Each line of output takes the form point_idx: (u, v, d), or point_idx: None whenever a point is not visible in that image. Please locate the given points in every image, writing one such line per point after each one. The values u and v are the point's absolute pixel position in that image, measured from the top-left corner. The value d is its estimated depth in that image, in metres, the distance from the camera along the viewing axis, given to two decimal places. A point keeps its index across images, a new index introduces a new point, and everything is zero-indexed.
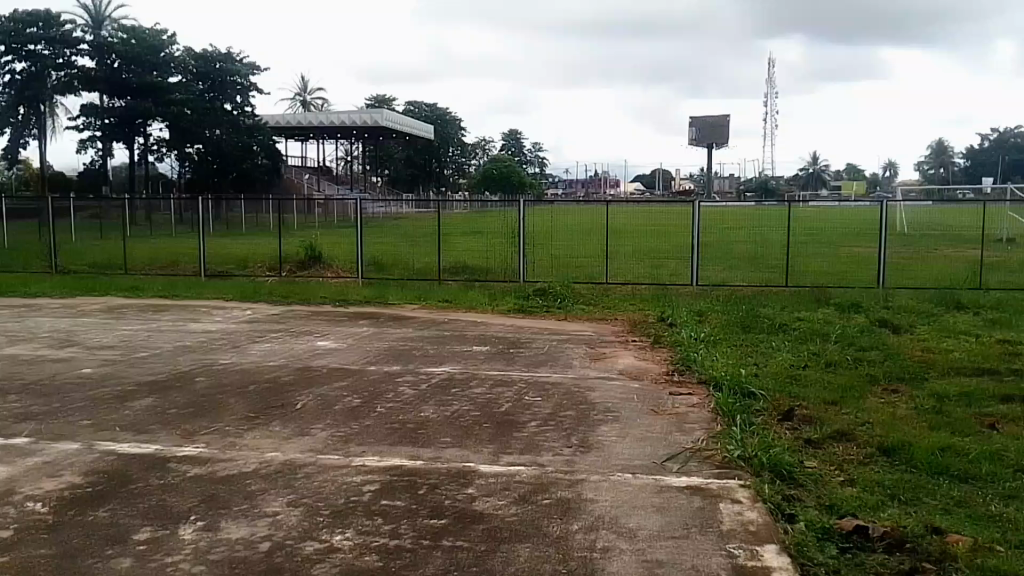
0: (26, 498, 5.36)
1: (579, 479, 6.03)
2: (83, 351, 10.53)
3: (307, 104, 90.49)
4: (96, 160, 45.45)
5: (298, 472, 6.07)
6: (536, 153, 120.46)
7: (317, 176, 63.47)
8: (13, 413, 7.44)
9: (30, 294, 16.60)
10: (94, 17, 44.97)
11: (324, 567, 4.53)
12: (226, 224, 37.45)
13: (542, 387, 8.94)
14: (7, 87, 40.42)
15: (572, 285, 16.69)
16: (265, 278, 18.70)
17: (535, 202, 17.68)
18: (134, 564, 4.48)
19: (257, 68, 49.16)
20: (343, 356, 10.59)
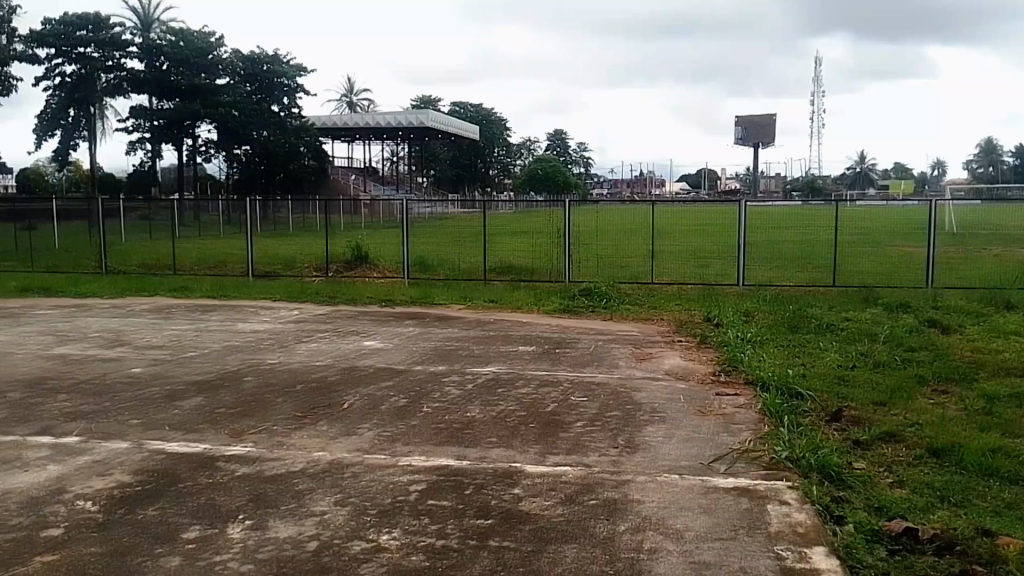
0: (76, 497, 5.47)
1: (626, 479, 5.96)
2: (132, 351, 10.73)
3: (353, 105, 91.51)
4: (145, 162, 46.50)
5: (345, 472, 6.09)
6: (580, 153, 120.00)
7: (363, 177, 64.11)
8: (64, 413, 7.61)
9: (84, 294, 17.04)
10: (144, 20, 46.07)
11: (370, 567, 4.53)
12: (273, 224, 38.02)
13: (588, 387, 8.87)
14: (58, 89, 41.59)
15: (618, 285, 16.56)
16: (312, 278, 18.95)
17: (580, 202, 17.60)
18: (183, 563, 4.52)
19: (304, 69, 49.72)
20: (389, 356, 10.64)
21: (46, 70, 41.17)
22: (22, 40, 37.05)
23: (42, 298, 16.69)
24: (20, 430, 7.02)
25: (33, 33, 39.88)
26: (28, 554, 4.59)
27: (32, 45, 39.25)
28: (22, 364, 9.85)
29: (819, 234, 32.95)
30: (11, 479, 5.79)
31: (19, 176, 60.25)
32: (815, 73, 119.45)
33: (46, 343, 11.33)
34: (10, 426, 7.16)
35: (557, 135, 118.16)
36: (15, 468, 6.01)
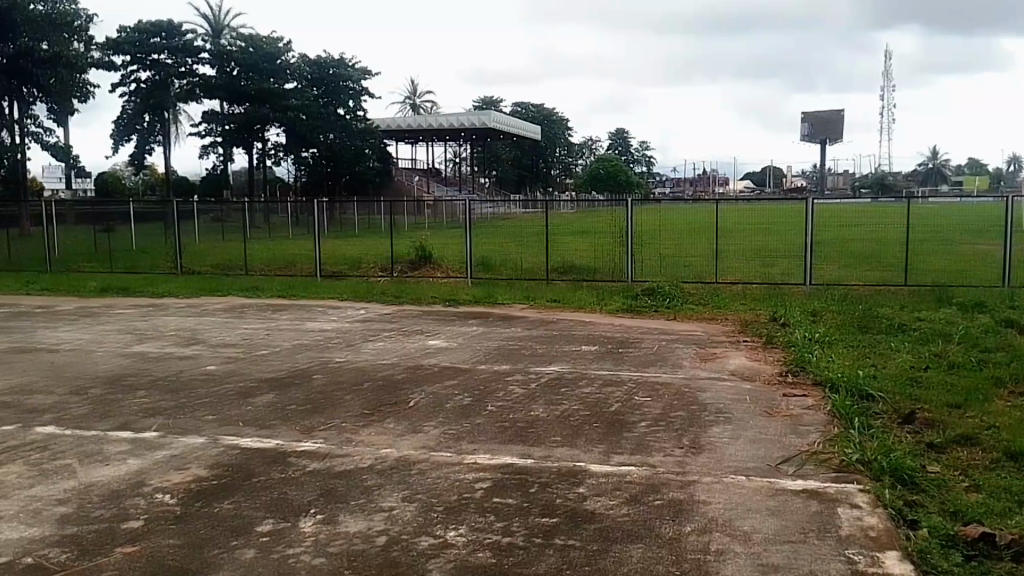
0: (155, 490, 5.69)
1: (691, 480, 5.92)
2: (207, 349, 11.07)
3: (416, 108, 92.62)
4: (217, 165, 47.76)
5: (413, 469, 6.20)
6: (642, 152, 119.09)
7: (426, 178, 64.76)
8: (144, 408, 7.92)
9: (160, 294, 17.63)
10: (214, 26, 47.37)
11: (439, 562, 4.61)
12: (339, 225, 38.66)
13: (652, 387, 8.82)
14: (133, 95, 42.99)
15: (682, 285, 16.37)
16: (377, 278, 19.26)
17: (644, 199, 17.43)
18: (257, 555, 4.67)
19: (368, 72, 50.50)
20: (454, 355, 10.75)
21: (122, 76, 42.68)
22: (100, 48, 38.48)
23: (121, 298, 17.37)
24: (102, 425, 7.32)
25: (110, 41, 41.39)
26: (110, 546, 4.80)
27: (109, 52, 40.73)
28: (104, 361, 10.27)
29: (890, 232, 31.95)
30: (94, 472, 6.07)
31: (100, 181, 62.87)
32: (886, 67, 115.97)
33: (126, 341, 11.77)
34: (92, 421, 7.47)
35: (619, 134, 117.30)
36: (98, 462, 6.29)
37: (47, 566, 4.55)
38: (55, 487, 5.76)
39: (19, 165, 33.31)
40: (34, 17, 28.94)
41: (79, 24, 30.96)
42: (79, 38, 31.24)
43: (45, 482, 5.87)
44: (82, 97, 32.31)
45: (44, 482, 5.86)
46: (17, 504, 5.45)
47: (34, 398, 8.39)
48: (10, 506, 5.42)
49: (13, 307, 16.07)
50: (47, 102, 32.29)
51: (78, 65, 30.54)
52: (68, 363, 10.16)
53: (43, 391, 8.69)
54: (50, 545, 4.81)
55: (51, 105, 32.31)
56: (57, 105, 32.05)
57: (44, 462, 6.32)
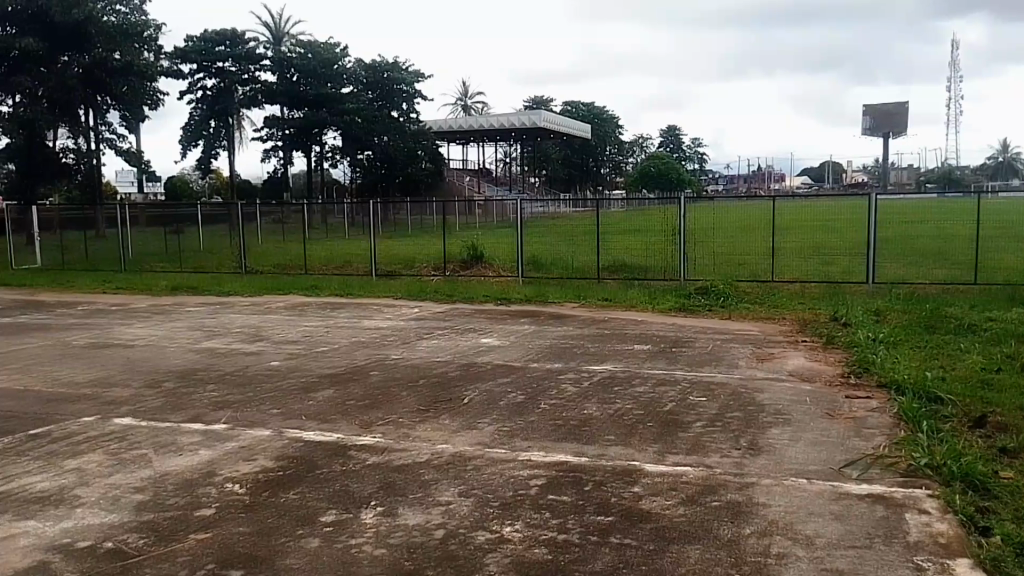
0: (224, 480, 5.83)
1: (751, 482, 5.84)
2: (270, 345, 11.32)
3: (467, 109, 93.10)
4: (277, 168, 48.57)
5: (468, 464, 6.24)
6: (694, 149, 118.07)
7: (477, 178, 65.08)
8: (213, 401, 8.13)
9: (224, 293, 18.05)
10: (275, 34, 48.35)
11: (495, 557, 4.64)
12: (392, 225, 39.08)
13: (708, 387, 8.72)
14: (199, 102, 44.00)
15: (738, 285, 16.18)
16: (430, 277, 19.47)
17: (699, 198, 17.18)
18: (321, 544, 4.76)
19: (422, 74, 51.01)
20: (507, 353, 10.82)
21: (190, 84, 43.76)
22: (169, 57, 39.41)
23: (186, 296, 17.81)
24: (175, 417, 7.53)
25: (178, 50, 42.45)
26: (183, 532, 4.93)
27: (176, 60, 41.71)
28: (175, 356, 10.57)
29: (956, 229, 31.03)
30: (168, 461, 6.24)
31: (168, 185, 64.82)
32: (951, 58, 112.67)
33: (195, 337, 12.12)
34: (166, 413, 7.70)
35: (670, 133, 116.03)
36: (171, 452, 6.48)
37: (125, 550, 4.70)
38: (131, 475, 5.94)
39: (92, 170, 34.51)
40: (107, 28, 30.05)
41: (149, 34, 31.89)
42: (150, 48, 32.27)
43: (123, 470, 6.06)
44: (153, 104, 33.41)
45: (122, 470, 6.05)
46: (98, 491, 5.64)
47: (111, 391, 8.67)
48: (91, 492, 5.61)
49: (91, 304, 16.69)
50: (120, 111, 33.53)
51: (149, 73, 31.40)
52: (142, 358, 10.48)
53: (120, 384, 8.97)
54: (128, 530, 4.97)
55: (123, 112, 33.39)
56: (128, 111, 33.22)
57: (122, 451, 6.53)
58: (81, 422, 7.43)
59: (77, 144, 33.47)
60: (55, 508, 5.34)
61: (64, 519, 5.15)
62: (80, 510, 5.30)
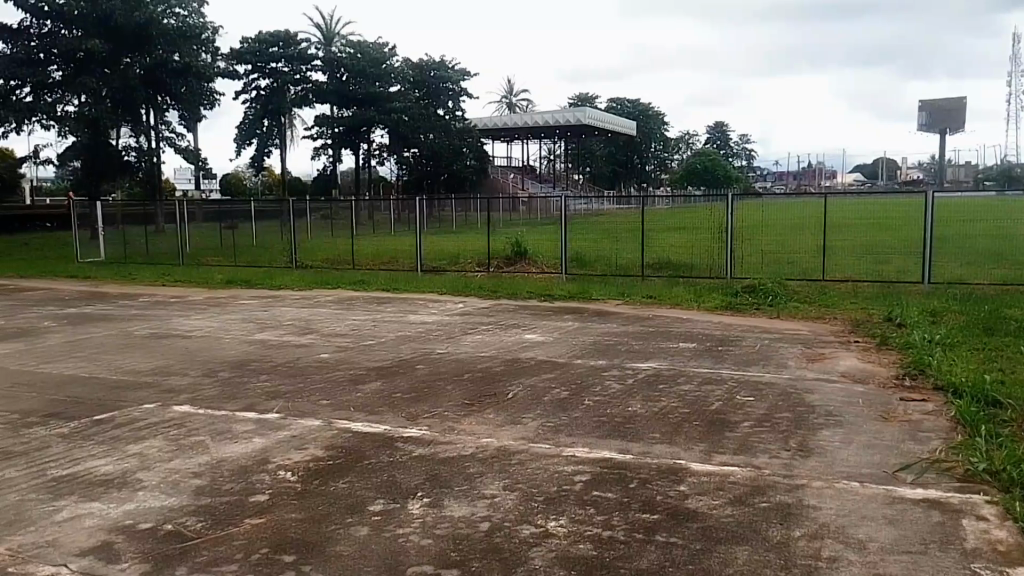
0: (278, 467, 5.95)
1: (800, 484, 5.77)
2: (319, 338, 11.49)
3: (512, 107, 93.25)
4: (326, 166, 49.14)
5: (513, 459, 6.27)
6: (742, 146, 116.78)
7: (522, 176, 65.21)
8: (265, 391, 8.29)
9: (276, 286, 18.41)
10: (326, 35, 49.07)
11: (541, 551, 4.65)
12: (438, 221, 39.38)
13: (756, 386, 8.65)
14: (252, 102, 44.67)
15: (787, 283, 15.98)
16: (475, 273, 19.61)
17: (748, 195, 16.98)
18: (370, 532, 4.82)
19: (468, 73, 51.31)
20: (552, 349, 10.82)
21: (245, 84, 44.51)
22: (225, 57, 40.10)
23: (239, 290, 18.21)
24: (230, 406, 7.71)
25: (233, 51, 43.25)
26: (239, 517, 5.04)
27: (232, 61, 42.47)
28: (230, 347, 10.81)
29: (1013, 227, 30.22)
30: (224, 449, 6.38)
31: (222, 182, 66.30)
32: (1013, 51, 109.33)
33: (248, 329, 12.37)
34: (222, 401, 7.88)
35: (717, 129, 114.65)
36: (227, 439, 6.62)
37: (185, 532, 4.83)
38: (189, 461, 6.09)
39: (154, 168, 34.85)
40: (168, 31, 31.45)
41: (207, 36, 33.05)
42: (207, 49, 33.36)
43: (182, 455, 6.22)
44: (210, 105, 34.16)
45: (181, 456, 6.21)
46: (158, 475, 5.80)
47: (171, 379, 8.89)
48: (152, 476, 5.77)
49: (150, 296, 17.15)
50: (180, 111, 34.40)
51: (206, 74, 32.61)
52: (200, 348, 10.73)
53: (179, 373, 9.21)
54: (187, 514, 5.10)
55: (182, 112, 34.08)
56: (187, 112, 33.96)
57: (181, 437, 6.70)
58: (142, 408, 7.65)
59: (139, 144, 34.18)
60: (118, 491, 5.51)
61: (126, 502, 5.30)
62: (141, 493, 5.46)
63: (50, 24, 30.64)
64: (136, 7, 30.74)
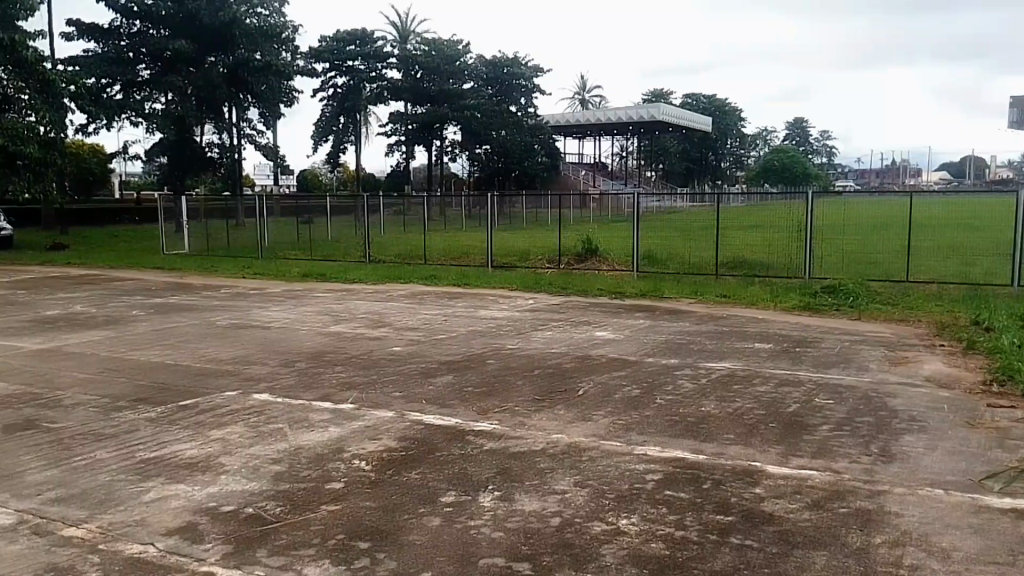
0: (353, 456, 6.05)
1: (881, 490, 5.58)
2: (393, 332, 11.65)
3: (585, 103, 92.90)
4: (400, 162, 49.75)
5: (583, 456, 6.24)
6: (822, 143, 113.78)
7: (593, 173, 64.85)
8: (341, 382, 8.46)
9: (350, 280, 18.75)
10: (402, 33, 49.84)
11: (612, 548, 4.62)
12: (509, 217, 39.47)
13: (834, 389, 8.41)
14: (330, 99, 45.52)
15: (867, 284, 15.48)
16: (545, 269, 19.57)
17: (829, 194, 16.48)
18: (443, 523, 4.87)
19: (542, 69, 51.36)
20: (622, 347, 10.73)
21: (322, 82, 45.44)
22: (304, 56, 41.04)
23: (315, 283, 18.60)
24: (307, 395, 7.89)
25: (312, 49, 44.20)
26: (316, 503, 5.16)
27: (311, 60, 43.41)
28: (307, 338, 11.05)
29: None
30: (301, 436, 6.54)
31: (299, 177, 67.83)
32: None
33: (324, 321, 12.63)
34: (300, 391, 8.08)
35: (796, 125, 111.83)
36: (305, 427, 6.78)
37: (265, 516, 4.96)
38: (269, 448, 6.26)
39: (235, 165, 35.94)
40: (251, 30, 32.33)
41: (287, 35, 33.95)
42: (287, 47, 34.27)
43: (262, 442, 6.40)
44: (288, 102, 35.06)
45: (260, 442, 6.38)
46: (240, 460, 5.98)
47: (250, 368, 9.17)
48: (234, 461, 5.96)
49: (231, 288, 17.70)
50: (260, 109, 35.26)
51: (286, 72, 33.38)
52: (278, 339, 11.00)
53: (258, 362, 9.47)
54: (267, 498, 5.24)
55: (262, 110, 35.02)
56: (267, 110, 34.87)
57: (261, 424, 6.90)
58: (224, 395, 7.90)
59: (221, 141, 35.20)
60: (202, 474, 5.70)
61: (210, 484, 5.48)
62: (224, 477, 5.63)
63: (139, 25, 32.29)
64: (221, 7, 31.72)
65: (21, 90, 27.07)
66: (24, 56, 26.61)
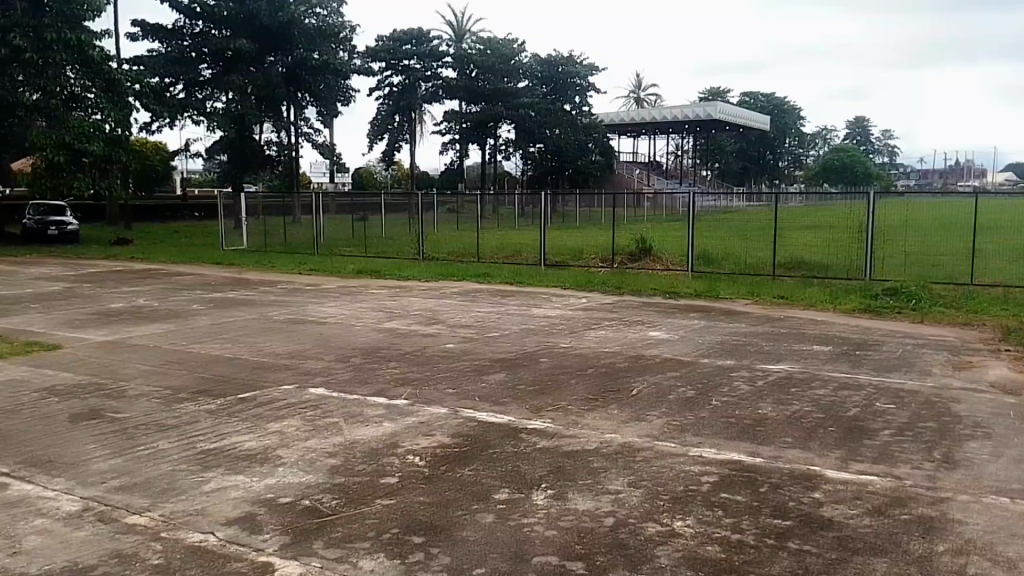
0: (407, 452, 6.10)
1: (944, 497, 5.41)
2: (446, 328, 11.71)
3: (640, 101, 92.24)
4: (454, 160, 50.01)
5: (637, 456, 6.18)
6: (883, 142, 111.07)
7: (648, 172, 64.34)
8: (394, 378, 8.53)
9: (404, 277, 18.95)
10: (457, 32, 50.15)
11: (666, 550, 4.56)
12: (562, 216, 39.40)
13: (896, 393, 8.18)
14: (385, 98, 45.96)
15: (931, 286, 15.07)
16: (598, 268, 19.48)
17: (892, 194, 15.98)
18: (496, 520, 4.87)
19: (597, 67, 51.20)
20: (677, 347, 10.62)
21: (379, 81, 45.94)
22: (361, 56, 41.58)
23: (370, 279, 18.83)
24: (362, 390, 7.97)
25: (368, 49, 44.69)
26: (371, 497, 5.21)
27: (368, 59, 43.85)
28: (362, 334, 11.18)
29: None
30: (356, 431, 6.61)
31: (355, 174, 68.72)
32: None
33: (379, 317, 12.76)
34: (355, 386, 8.17)
35: (857, 123, 109.30)
36: (360, 422, 6.85)
37: (321, 509, 5.02)
38: (325, 441, 6.34)
39: (293, 162, 36.57)
40: (308, 30, 33.07)
41: (344, 35, 34.47)
42: (344, 47, 34.87)
43: (318, 435, 6.49)
44: (345, 101, 35.58)
45: (317, 435, 6.47)
46: (298, 453, 6.07)
47: (307, 362, 9.32)
48: (291, 454, 6.05)
49: (288, 283, 18.01)
50: (317, 108, 35.82)
51: (343, 71, 33.87)
52: (334, 335, 11.15)
53: (315, 357, 9.61)
54: (323, 491, 5.30)
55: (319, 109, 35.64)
56: (324, 109, 35.41)
57: (317, 418, 6.99)
58: (282, 389, 8.02)
59: (280, 139, 35.83)
60: (260, 466, 5.80)
61: (268, 476, 5.58)
62: (282, 469, 5.72)
63: (201, 25, 32.92)
64: (280, 7, 32.48)
65: (88, 89, 27.93)
66: (91, 56, 27.52)
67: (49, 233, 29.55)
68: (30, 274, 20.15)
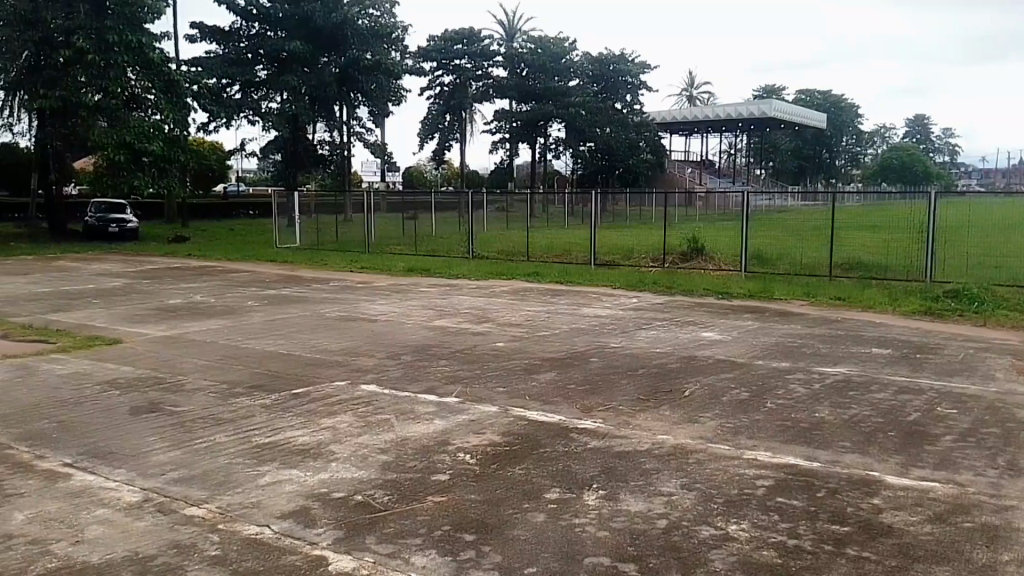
0: (458, 449, 6.10)
1: (1009, 505, 5.21)
2: (497, 327, 11.70)
3: (692, 99, 91.13)
4: (504, 159, 50.08)
5: (690, 458, 6.09)
6: (945, 141, 107.93)
7: (700, 171, 63.57)
8: (445, 376, 8.55)
9: (455, 275, 19.03)
10: (508, 31, 50.21)
11: (721, 553, 4.48)
12: (612, 215, 39.17)
13: (958, 398, 7.93)
14: (437, 98, 46.24)
15: (995, 288, 14.63)
16: (649, 268, 19.30)
17: (954, 193, 15.46)
18: (547, 519, 4.84)
19: (649, 65, 50.81)
20: (730, 348, 10.44)
21: (430, 81, 46.27)
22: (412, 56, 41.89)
23: (420, 277, 18.93)
24: (413, 388, 8.00)
25: (420, 49, 45.00)
26: (422, 493, 5.22)
27: (420, 59, 44.17)
28: (413, 332, 11.24)
29: None
30: (407, 428, 6.64)
31: (407, 174, 69.24)
32: None
33: (430, 315, 12.82)
34: (407, 383, 8.20)
35: (917, 121, 106.44)
36: (410, 419, 6.88)
37: (373, 504, 5.05)
38: (377, 437, 6.38)
39: (345, 161, 37.00)
40: (362, 30, 33.47)
41: (397, 35, 34.80)
42: (396, 47, 35.19)
43: (370, 431, 6.54)
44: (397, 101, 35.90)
45: (370, 432, 6.53)
46: (350, 448, 6.12)
47: (359, 359, 9.41)
48: (344, 449, 6.10)
49: (340, 281, 18.22)
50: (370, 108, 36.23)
51: (395, 71, 34.18)
52: (385, 332, 11.24)
53: (367, 354, 9.70)
54: (376, 487, 5.34)
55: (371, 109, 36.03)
56: (376, 109, 35.78)
57: (369, 415, 7.04)
58: (335, 385, 8.11)
59: (332, 138, 36.28)
60: (314, 460, 5.86)
61: (321, 471, 5.64)
62: (335, 464, 5.78)
63: (258, 26, 33.59)
64: (334, 9, 33.06)
65: (148, 90, 28.66)
66: (151, 57, 28.27)
67: (110, 230, 30.43)
68: (92, 270, 20.73)
